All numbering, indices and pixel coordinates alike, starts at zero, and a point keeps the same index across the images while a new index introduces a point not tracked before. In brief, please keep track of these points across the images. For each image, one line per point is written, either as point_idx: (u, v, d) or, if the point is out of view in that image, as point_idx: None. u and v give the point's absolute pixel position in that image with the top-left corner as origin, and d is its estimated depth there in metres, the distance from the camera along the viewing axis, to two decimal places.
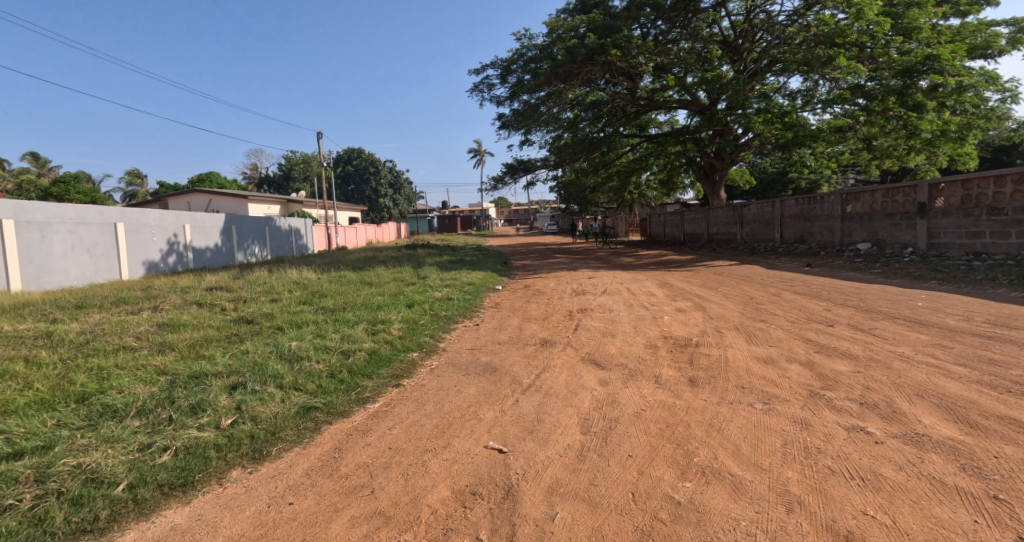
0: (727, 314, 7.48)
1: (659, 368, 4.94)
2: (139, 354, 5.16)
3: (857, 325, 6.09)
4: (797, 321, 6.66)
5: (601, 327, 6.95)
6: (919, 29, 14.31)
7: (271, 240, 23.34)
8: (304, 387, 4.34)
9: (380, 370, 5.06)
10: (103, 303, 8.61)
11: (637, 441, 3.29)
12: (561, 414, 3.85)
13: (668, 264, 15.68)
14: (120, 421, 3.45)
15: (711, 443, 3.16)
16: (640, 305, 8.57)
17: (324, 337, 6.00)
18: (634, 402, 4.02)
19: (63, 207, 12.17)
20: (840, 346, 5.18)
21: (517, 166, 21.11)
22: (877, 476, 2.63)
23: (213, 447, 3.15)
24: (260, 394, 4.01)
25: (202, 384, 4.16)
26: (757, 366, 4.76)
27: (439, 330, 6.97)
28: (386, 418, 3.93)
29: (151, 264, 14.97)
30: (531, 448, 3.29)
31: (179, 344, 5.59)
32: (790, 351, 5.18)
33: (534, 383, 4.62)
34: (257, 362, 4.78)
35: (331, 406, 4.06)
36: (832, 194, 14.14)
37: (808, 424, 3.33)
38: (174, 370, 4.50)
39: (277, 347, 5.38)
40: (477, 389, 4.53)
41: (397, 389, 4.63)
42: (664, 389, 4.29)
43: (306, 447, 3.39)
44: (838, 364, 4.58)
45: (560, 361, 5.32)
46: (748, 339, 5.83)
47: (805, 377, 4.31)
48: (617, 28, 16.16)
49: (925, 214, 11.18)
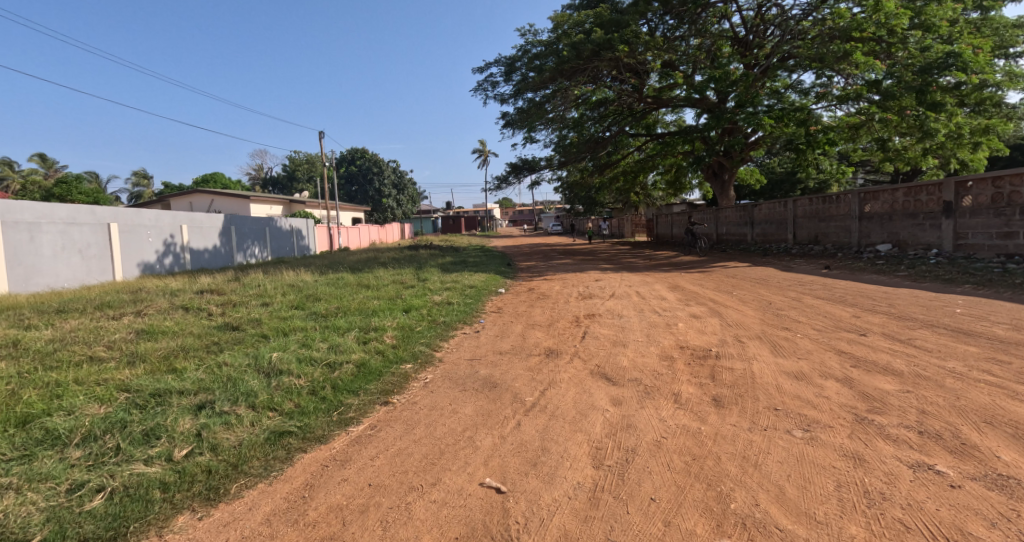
0: (747, 320, 6.96)
1: (678, 385, 4.43)
2: (105, 366, 4.69)
3: (892, 334, 5.58)
4: (824, 329, 6.14)
5: (612, 336, 6.42)
6: (939, 25, 13.79)
7: (271, 241, 22.92)
8: (280, 407, 3.86)
9: (368, 385, 4.58)
10: (85, 308, 8.13)
11: (660, 480, 2.78)
12: (570, 441, 3.37)
13: (677, 266, 15.17)
14: (57, 452, 2.96)
15: (748, 483, 2.67)
16: (651, 310, 8.05)
17: (311, 347, 5.51)
18: (652, 427, 3.51)
19: (54, 207, 11.78)
20: (880, 361, 4.66)
21: (521, 166, 20.68)
22: (967, 538, 2.13)
23: (159, 486, 2.69)
24: (227, 417, 3.53)
25: (163, 405, 3.68)
26: (789, 383, 4.25)
27: (435, 338, 6.49)
28: (369, 445, 3.44)
29: (146, 265, 14.58)
30: (534, 488, 2.79)
31: (152, 355, 5.09)
32: (823, 366, 4.66)
33: (538, 403, 4.11)
34: (231, 378, 4.30)
35: (307, 430, 3.57)
36: (848, 194, 13.54)
37: (862, 458, 2.82)
38: (137, 386, 4.01)
39: (256, 359, 4.88)
40: (474, 409, 4.03)
41: (386, 408, 4.15)
42: (686, 410, 3.80)
43: (273, 482, 2.91)
44: (882, 382, 4.08)
45: (567, 375, 4.81)
46: (774, 350, 5.31)
47: (846, 398, 3.79)
48: (624, 23, 15.59)
49: (951, 214, 10.63)
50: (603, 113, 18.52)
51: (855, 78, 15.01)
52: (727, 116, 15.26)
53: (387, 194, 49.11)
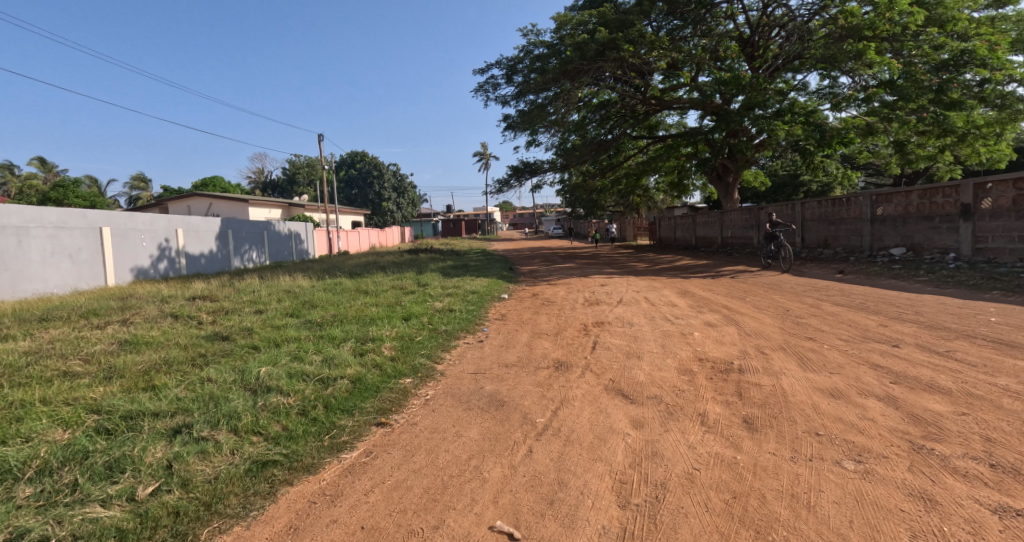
0: (765, 330, 6.58)
1: (703, 404, 4.04)
2: (78, 383, 4.30)
3: (928, 345, 5.20)
4: (852, 339, 5.76)
5: (624, 346, 6.04)
6: (956, 20, 13.40)
7: (269, 245, 22.55)
8: (266, 431, 3.47)
9: (364, 403, 4.21)
10: (69, 316, 7.74)
11: (698, 525, 2.42)
12: (589, 473, 2.98)
13: (684, 270, 14.80)
14: (3, 491, 2.56)
15: (807, 533, 2.30)
16: (663, 318, 7.67)
17: (303, 361, 5.11)
18: (681, 456, 3.12)
19: (43, 211, 11.39)
20: (922, 376, 4.29)
21: (523, 169, 20.33)
22: None
23: (115, 535, 2.31)
24: (206, 444, 3.15)
25: (134, 431, 3.28)
26: (827, 402, 3.87)
27: (436, 349, 6.10)
28: (364, 476, 3.06)
29: (139, 270, 14.18)
30: (553, 535, 2.43)
31: (130, 370, 4.70)
32: (859, 382, 4.29)
33: (551, 425, 3.72)
34: (214, 396, 3.92)
35: (295, 459, 3.18)
36: (859, 196, 13.14)
37: (932, 500, 2.48)
38: (108, 406, 3.61)
39: (243, 375, 4.49)
40: (480, 433, 3.65)
41: (383, 430, 3.77)
42: (716, 435, 3.41)
43: (251, 525, 2.52)
44: (931, 402, 3.71)
45: (579, 392, 4.43)
46: (801, 363, 4.93)
47: (894, 421, 3.42)
48: (629, 23, 15.34)
49: (970, 217, 10.25)
50: (606, 114, 18.18)
51: (863, 78, 14.42)
52: (735, 117, 14.85)
53: (387, 197, 48.81)
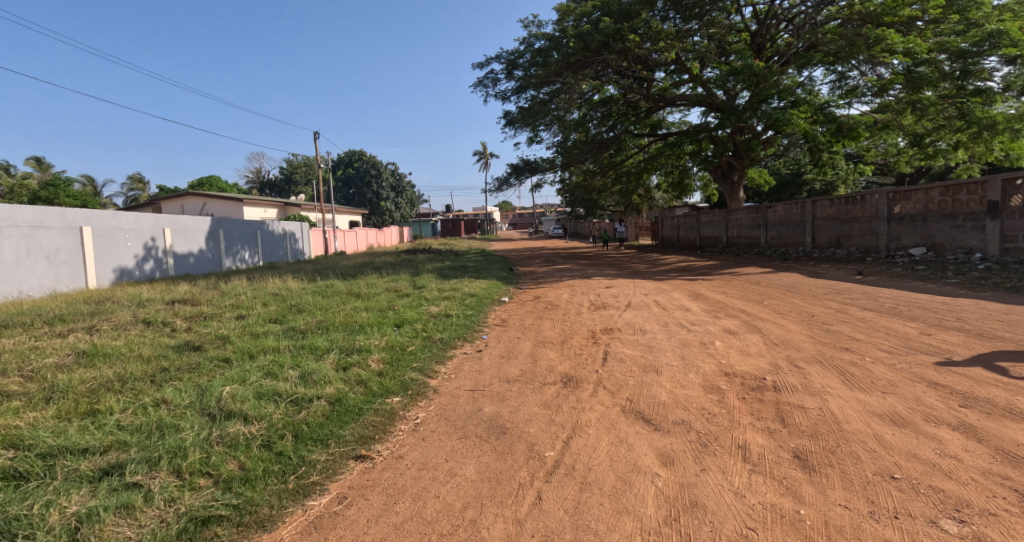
0: (793, 338, 5.95)
1: (740, 432, 3.41)
2: (7, 407, 3.67)
3: (986, 359, 4.59)
4: (894, 349, 5.14)
5: (639, 358, 5.38)
6: (977, 7, 12.74)
7: (263, 245, 21.90)
8: (218, 472, 2.86)
9: (342, 429, 3.58)
10: (32, 322, 7.10)
11: None
12: (615, 533, 2.37)
13: (692, 272, 14.20)
14: None
15: None
16: (677, 324, 7.03)
17: (277, 378, 4.46)
18: (728, 508, 2.51)
19: (17, 209, 10.71)
20: (996, 398, 3.66)
21: (523, 166, 19.69)
22: None
23: None
24: (130, 499, 2.51)
25: (46, 479, 2.66)
26: (890, 432, 3.23)
27: (429, 362, 5.44)
28: (332, 536, 2.45)
29: (123, 271, 13.53)
30: None
31: (75, 389, 4.07)
32: (922, 404, 3.67)
33: (562, 461, 3.10)
34: (163, 425, 3.31)
35: (247, 511, 2.59)
36: (874, 193, 12.51)
37: None
38: (30, 442, 3.00)
39: (203, 395, 3.86)
40: (477, 470, 3.04)
41: (363, 465, 3.16)
42: (766, 476, 2.78)
43: None
44: (1015, 433, 3.10)
45: (593, 416, 3.80)
46: (845, 380, 4.31)
47: (986, 460, 2.79)
48: (634, 13, 14.57)
49: (998, 215, 9.64)
50: (608, 111, 17.82)
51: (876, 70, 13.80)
52: (742, 112, 14.11)
53: (385, 196, 48.02)
